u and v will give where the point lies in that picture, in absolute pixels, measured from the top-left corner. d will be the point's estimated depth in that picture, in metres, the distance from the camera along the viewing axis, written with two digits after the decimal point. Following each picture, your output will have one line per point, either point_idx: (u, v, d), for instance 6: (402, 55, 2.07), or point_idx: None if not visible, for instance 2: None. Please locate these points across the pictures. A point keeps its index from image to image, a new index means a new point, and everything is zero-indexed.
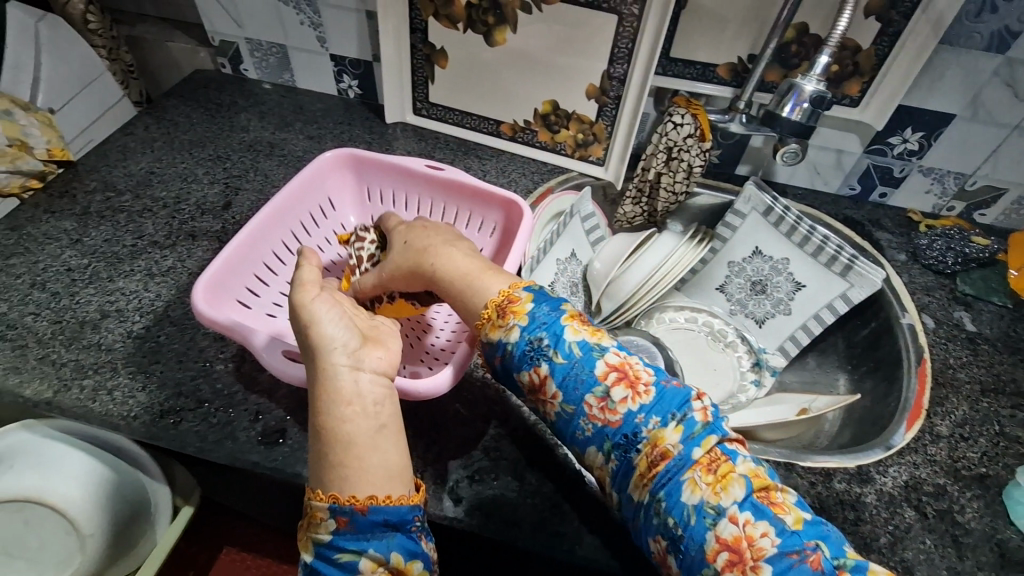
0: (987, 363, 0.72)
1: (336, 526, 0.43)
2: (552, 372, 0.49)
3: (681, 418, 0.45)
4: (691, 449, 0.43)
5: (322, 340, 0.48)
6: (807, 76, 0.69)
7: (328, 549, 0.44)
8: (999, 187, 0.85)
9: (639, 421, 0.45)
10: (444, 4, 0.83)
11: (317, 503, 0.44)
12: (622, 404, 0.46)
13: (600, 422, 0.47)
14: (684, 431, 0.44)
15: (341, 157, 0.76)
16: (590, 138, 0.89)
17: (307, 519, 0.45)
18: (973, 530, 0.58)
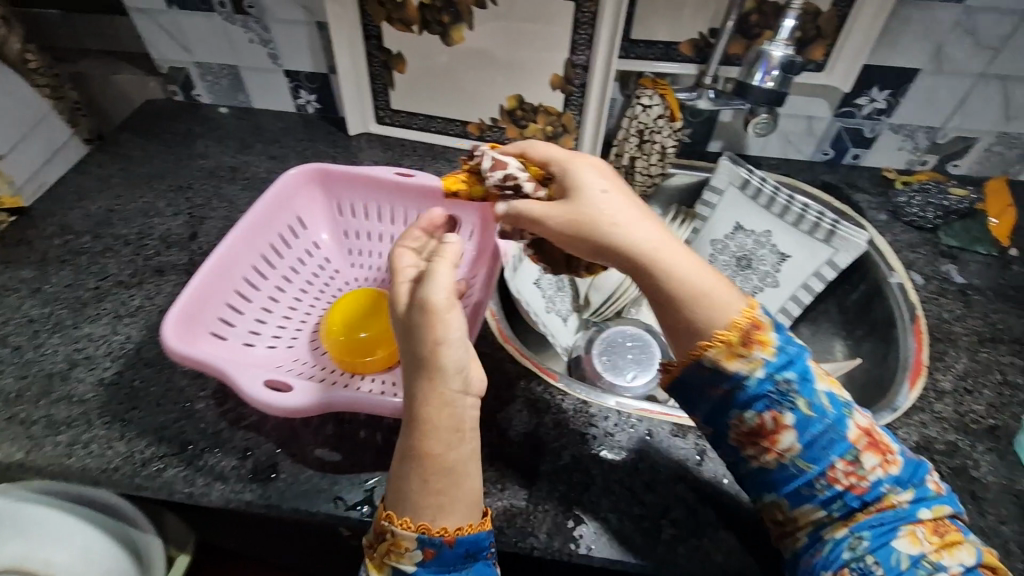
0: (981, 312, 0.71)
1: (421, 557, 0.44)
2: (774, 356, 0.47)
3: (832, 397, 0.47)
4: (846, 429, 0.47)
5: (431, 352, 0.45)
6: (774, 42, 0.69)
7: (408, 574, 0.44)
8: (969, 137, 0.85)
9: (812, 408, 0.47)
10: (396, 7, 0.81)
11: (402, 532, 0.43)
12: (797, 390, 0.47)
13: (763, 404, 0.47)
14: (840, 414, 0.47)
15: (308, 173, 0.73)
16: (560, 129, 0.88)
17: (381, 543, 0.45)
18: (990, 484, 0.56)
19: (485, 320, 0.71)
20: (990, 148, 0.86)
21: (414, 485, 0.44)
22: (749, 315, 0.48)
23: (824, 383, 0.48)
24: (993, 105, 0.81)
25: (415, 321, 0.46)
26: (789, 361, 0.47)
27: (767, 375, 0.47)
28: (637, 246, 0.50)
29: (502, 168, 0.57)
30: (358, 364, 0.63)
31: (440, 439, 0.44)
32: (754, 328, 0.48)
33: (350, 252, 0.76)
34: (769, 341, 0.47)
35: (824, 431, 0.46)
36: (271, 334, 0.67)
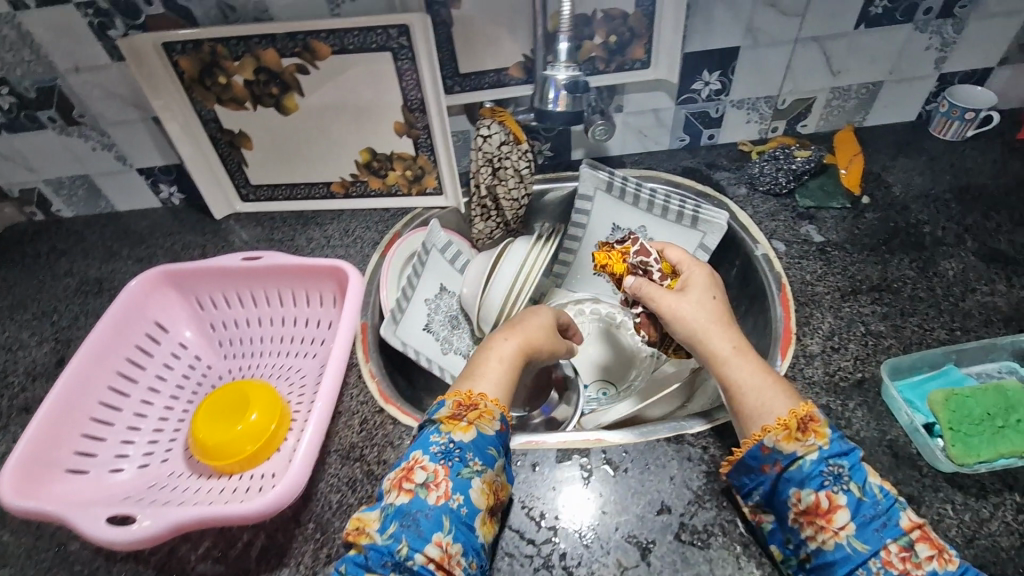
0: (841, 267, 0.73)
1: (496, 430, 0.55)
2: (829, 445, 0.50)
3: (883, 490, 0.49)
4: (896, 517, 0.47)
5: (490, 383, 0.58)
6: (556, 65, 0.68)
7: (486, 437, 0.53)
8: (806, 98, 0.88)
9: (864, 492, 0.48)
10: (223, 89, 0.81)
11: (494, 404, 0.55)
12: (848, 474, 0.49)
13: (819, 482, 0.49)
14: (893, 503, 0.48)
15: (153, 276, 0.71)
16: (419, 171, 0.88)
17: (472, 408, 0.54)
18: (864, 440, 0.57)
19: (364, 383, 0.70)
20: (829, 104, 0.89)
21: (489, 386, 0.57)
22: (803, 407, 0.52)
23: (877, 477, 0.50)
24: (817, 65, 0.83)
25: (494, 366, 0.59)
26: (841, 449, 0.50)
27: (822, 459, 0.49)
28: (717, 355, 0.57)
29: (644, 256, 0.66)
30: (246, 460, 0.61)
31: (489, 376, 0.58)
32: (809, 418, 0.51)
33: (221, 344, 0.74)
34: (824, 432, 0.50)
35: (875, 515, 0.47)
36: (140, 452, 0.64)
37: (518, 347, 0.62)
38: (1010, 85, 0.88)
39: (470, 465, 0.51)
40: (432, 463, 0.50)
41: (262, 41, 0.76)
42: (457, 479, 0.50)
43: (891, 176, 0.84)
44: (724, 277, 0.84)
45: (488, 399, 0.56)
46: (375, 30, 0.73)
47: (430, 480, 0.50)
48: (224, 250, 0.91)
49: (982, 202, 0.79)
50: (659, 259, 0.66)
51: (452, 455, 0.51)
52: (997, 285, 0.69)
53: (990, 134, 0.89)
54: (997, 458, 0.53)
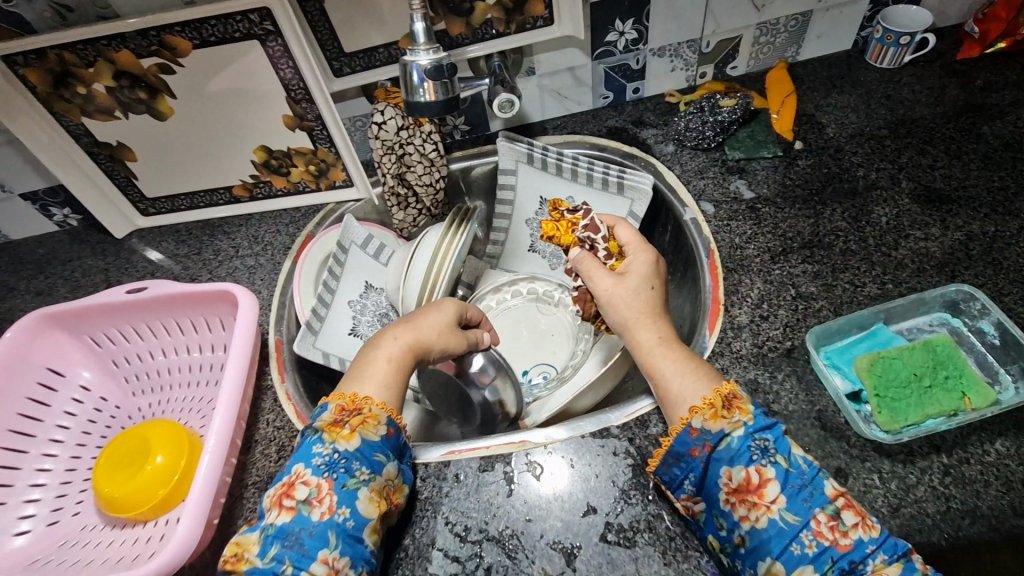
0: (771, 225, 0.69)
1: (386, 432, 0.52)
2: (753, 420, 0.49)
3: (807, 461, 0.48)
4: (822, 486, 0.46)
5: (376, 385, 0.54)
6: (415, 49, 0.55)
7: (372, 445, 0.51)
8: (732, 38, 0.81)
9: (789, 463, 0.47)
10: (85, 99, 0.73)
11: (378, 407, 0.52)
12: (774, 447, 0.48)
13: (746, 458, 0.47)
14: (816, 474, 0.47)
15: (32, 321, 0.65)
16: (323, 165, 0.81)
17: (354, 415, 0.51)
18: (793, 414, 0.55)
19: (280, 407, 0.66)
20: (757, 41, 0.82)
21: (379, 387, 0.54)
22: (725, 385, 0.51)
23: (799, 448, 0.48)
24: (739, 0, 0.76)
25: (376, 368, 0.56)
26: (765, 423, 0.49)
27: (748, 434, 0.48)
28: (644, 346, 0.56)
29: (592, 231, 0.62)
30: (157, 505, 0.57)
31: (377, 375, 0.55)
32: (733, 396, 0.50)
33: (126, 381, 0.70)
34: (747, 408, 0.49)
35: (802, 485, 0.46)
36: (46, 509, 0.60)
37: (406, 343, 0.58)
38: (946, 0, 0.82)
39: (357, 475, 0.49)
40: (316, 477, 0.48)
41: (111, 41, 0.67)
42: (341, 492, 0.48)
43: (824, 116, 0.79)
44: (658, 243, 0.79)
45: (375, 402, 0.53)
46: (234, 16, 0.66)
47: (313, 496, 0.47)
48: (128, 272, 0.85)
49: (918, 135, 0.74)
50: (607, 237, 0.62)
51: (338, 466, 0.48)
52: (930, 229, 0.65)
53: (928, 57, 0.83)
54: (924, 421, 0.51)
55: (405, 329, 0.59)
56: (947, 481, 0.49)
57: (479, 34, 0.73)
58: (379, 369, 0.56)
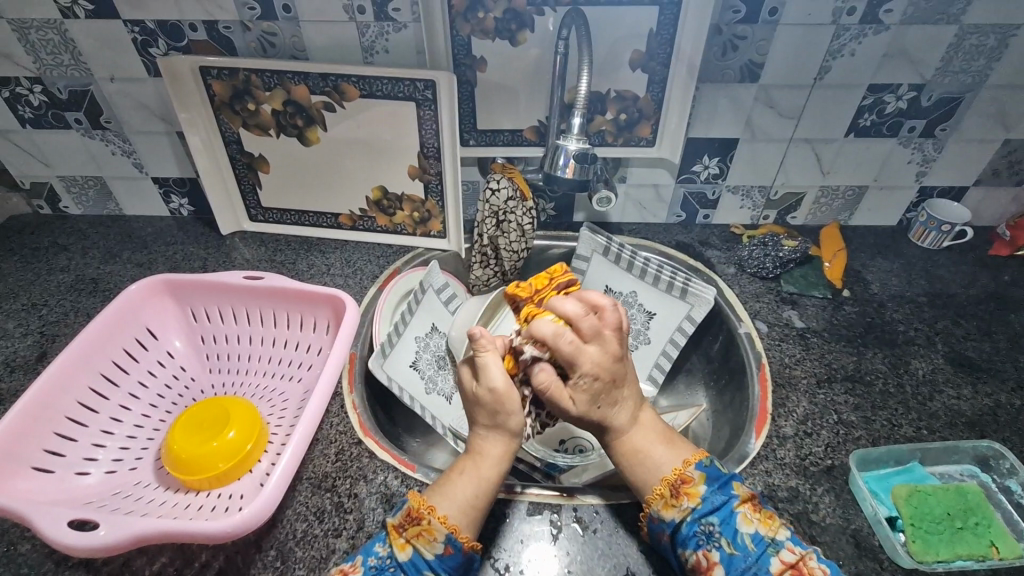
0: (818, 354, 0.76)
1: (441, 551, 0.51)
2: (701, 505, 0.54)
3: (755, 538, 0.52)
4: (766, 565, 0.50)
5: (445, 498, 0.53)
6: (567, 137, 0.72)
7: (423, 562, 0.51)
8: (797, 192, 0.94)
9: (734, 547, 0.52)
10: (250, 115, 0.86)
11: (439, 524, 0.51)
12: (719, 531, 0.52)
13: (695, 543, 0.53)
14: (763, 551, 0.51)
15: (152, 283, 0.72)
16: (426, 215, 0.92)
17: (412, 524, 0.52)
18: (829, 527, 0.58)
19: (345, 414, 0.70)
20: (818, 200, 0.95)
21: (457, 505, 0.53)
22: (675, 470, 0.56)
23: (749, 525, 0.53)
24: (810, 164, 0.90)
25: (458, 483, 0.55)
26: (712, 507, 0.53)
27: (695, 519, 0.53)
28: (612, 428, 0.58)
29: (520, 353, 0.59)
30: (215, 477, 0.60)
31: (456, 488, 0.54)
32: (682, 481, 0.55)
33: (207, 358, 0.75)
34: (697, 492, 0.54)
35: (747, 567, 0.51)
36: (109, 458, 0.63)
37: (490, 463, 0.56)
38: (982, 204, 0.95)
39: None
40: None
41: (295, 76, 0.81)
42: None
43: (870, 275, 0.89)
44: (707, 349, 0.86)
45: (437, 514, 0.52)
46: (403, 81, 0.79)
47: None
48: (224, 265, 0.92)
49: (952, 309, 0.83)
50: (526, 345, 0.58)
51: (384, 569, 0.50)
52: (963, 389, 0.72)
53: (963, 247, 0.95)
54: (954, 559, 0.54)
55: (489, 453, 0.56)
56: None
57: (591, 140, 0.86)
58: (461, 483, 0.55)
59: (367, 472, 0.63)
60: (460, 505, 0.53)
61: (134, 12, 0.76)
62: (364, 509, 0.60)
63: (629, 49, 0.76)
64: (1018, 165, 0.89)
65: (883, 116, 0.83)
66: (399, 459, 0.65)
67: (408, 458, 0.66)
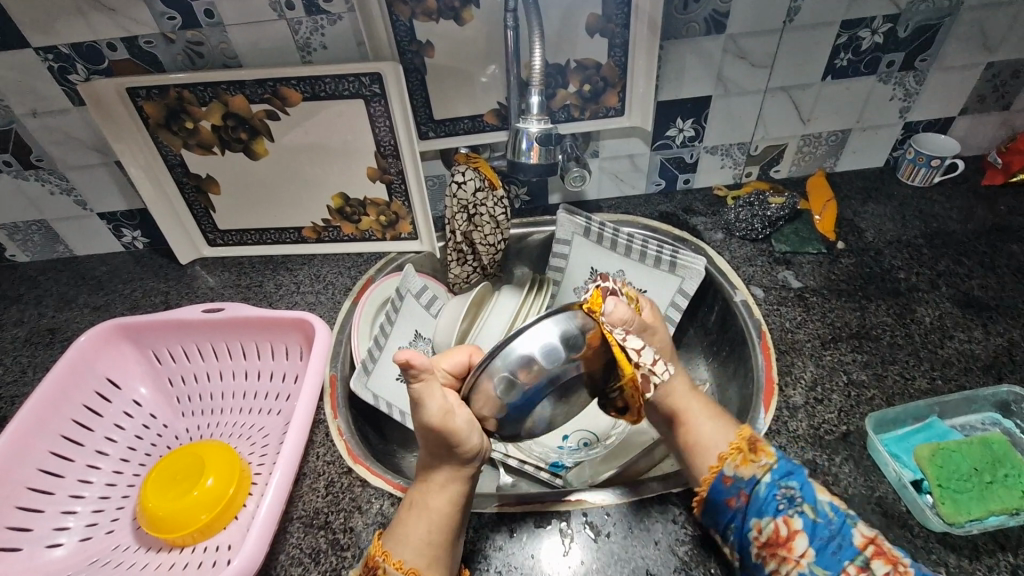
0: (819, 314, 0.73)
1: None
2: (778, 465, 0.49)
3: (834, 507, 0.47)
4: (849, 536, 0.46)
5: (403, 540, 0.50)
6: (527, 119, 0.66)
7: None
8: (778, 144, 0.89)
9: (817, 514, 0.47)
10: (189, 134, 0.79)
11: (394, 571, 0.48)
12: (800, 495, 0.48)
13: (774, 508, 0.48)
14: (844, 521, 0.47)
15: (105, 330, 0.67)
16: (393, 217, 0.87)
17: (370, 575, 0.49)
18: (852, 498, 0.55)
19: (331, 442, 0.65)
20: (801, 150, 0.91)
21: (416, 549, 0.49)
22: (747, 429, 0.52)
23: (826, 493, 0.48)
24: (788, 113, 0.85)
25: (412, 528, 0.50)
26: (789, 470, 0.49)
27: (774, 480, 0.49)
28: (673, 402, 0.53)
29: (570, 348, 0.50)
30: (199, 530, 0.56)
31: (414, 530, 0.50)
32: (756, 438, 0.51)
33: (177, 400, 0.70)
34: (771, 452, 0.50)
35: (830, 537, 0.46)
36: (82, 524, 0.59)
37: (443, 499, 0.51)
38: (970, 133, 0.91)
39: None
40: None
41: (229, 87, 0.74)
42: None
43: (863, 222, 0.85)
44: (704, 321, 0.82)
45: (393, 561, 0.49)
46: (346, 77, 0.73)
47: None
48: (187, 297, 0.87)
49: (952, 247, 0.80)
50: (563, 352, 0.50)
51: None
52: (973, 332, 0.69)
53: (955, 180, 0.91)
54: (988, 516, 0.51)
55: (440, 484, 0.51)
56: None
57: (556, 116, 0.80)
58: (416, 527, 0.50)
59: (360, 503, 0.59)
60: (416, 545, 0.49)
61: (43, 38, 0.70)
62: (361, 543, 0.56)
63: (584, 13, 0.71)
64: (1003, 87, 0.85)
65: (859, 54, 0.79)
66: (394, 484, 0.61)
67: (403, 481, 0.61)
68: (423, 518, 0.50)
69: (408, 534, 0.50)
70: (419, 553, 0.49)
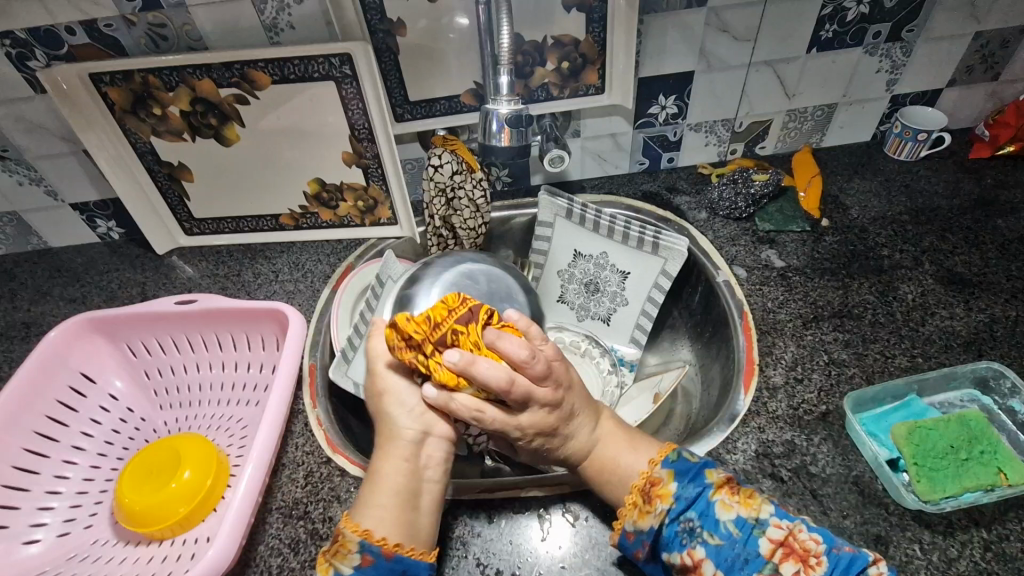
0: (802, 293, 0.72)
1: (359, 562, 0.47)
2: (675, 504, 0.49)
3: (739, 522, 0.48)
4: (754, 547, 0.47)
5: (360, 503, 0.50)
6: (498, 99, 0.65)
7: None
8: (763, 120, 0.87)
9: (719, 538, 0.47)
10: (158, 120, 0.77)
11: (350, 533, 0.48)
12: (700, 525, 0.48)
13: (677, 544, 0.49)
14: (748, 534, 0.47)
15: (76, 323, 0.66)
16: (372, 202, 0.85)
17: (331, 546, 0.48)
18: (830, 477, 0.55)
19: (311, 432, 0.65)
20: (786, 125, 0.89)
21: (377, 514, 0.49)
22: (645, 474, 0.52)
23: (731, 510, 0.48)
24: (773, 88, 0.83)
25: (364, 495, 0.50)
26: (687, 502, 0.49)
27: (673, 520, 0.49)
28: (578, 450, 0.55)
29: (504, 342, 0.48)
30: (178, 523, 0.56)
31: (371, 499, 0.50)
32: (651, 484, 0.51)
33: (155, 393, 0.70)
34: (667, 493, 0.50)
35: (735, 556, 0.47)
36: (60, 519, 0.59)
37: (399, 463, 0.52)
38: (958, 105, 0.89)
39: None
40: None
41: (196, 71, 0.72)
42: None
43: (848, 198, 0.84)
44: (688, 302, 0.81)
45: (350, 526, 0.48)
46: (316, 58, 0.71)
47: None
48: (164, 287, 0.86)
49: (937, 222, 0.79)
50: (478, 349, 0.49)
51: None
52: (955, 309, 0.68)
53: (942, 154, 0.90)
54: (962, 493, 0.52)
55: (405, 449, 0.52)
56: (989, 556, 0.49)
57: (535, 95, 0.78)
58: (366, 497, 0.50)
59: (340, 492, 0.59)
60: (372, 508, 0.49)
61: None
62: None
63: None
64: (992, 57, 0.83)
65: (844, 25, 0.76)
66: None
67: None
68: (370, 484, 0.51)
69: (362, 500, 0.50)
70: (379, 517, 0.49)
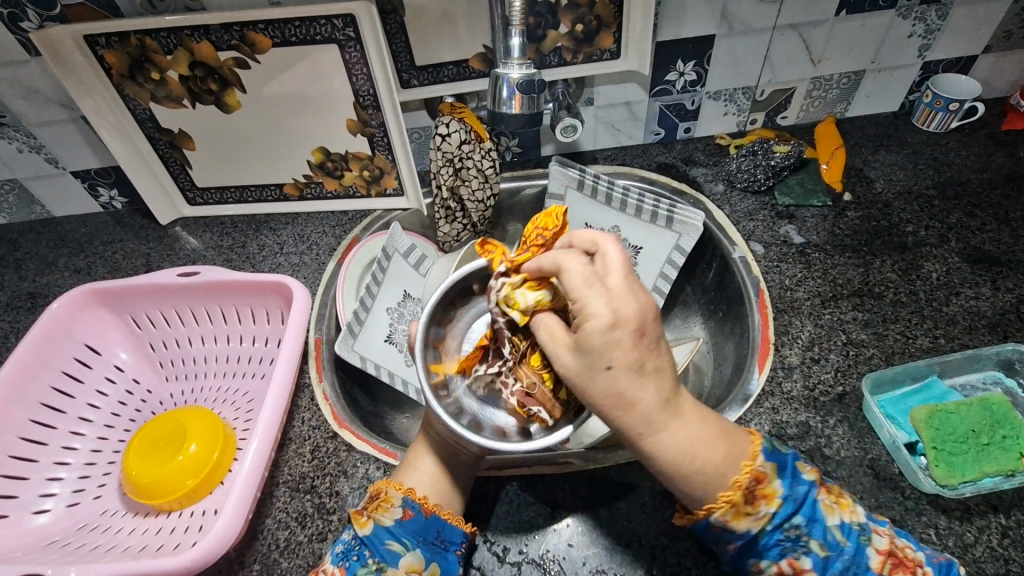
0: (821, 271, 0.70)
1: (400, 516, 0.50)
2: (781, 508, 0.44)
3: (845, 528, 0.44)
4: (864, 559, 0.44)
5: (408, 464, 0.55)
6: (507, 63, 0.61)
7: (384, 531, 0.49)
8: (786, 88, 0.83)
9: (828, 548, 0.43)
10: (157, 85, 0.74)
11: (395, 490, 0.51)
12: (807, 533, 0.44)
13: (776, 552, 0.44)
14: (857, 542, 0.44)
15: (79, 294, 0.65)
16: (377, 172, 0.83)
17: (371, 501, 0.51)
18: (844, 460, 0.54)
19: (317, 407, 0.65)
20: (810, 94, 0.85)
21: (424, 479, 0.53)
22: (748, 470, 0.43)
23: (834, 515, 0.45)
24: (797, 53, 0.79)
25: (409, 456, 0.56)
26: (796, 506, 0.44)
27: (776, 526, 0.43)
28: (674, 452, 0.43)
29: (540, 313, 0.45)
30: (185, 495, 0.56)
31: (418, 465, 0.54)
32: (757, 483, 0.43)
33: (161, 366, 0.70)
34: (773, 494, 0.44)
35: (844, 568, 0.43)
36: (68, 490, 0.59)
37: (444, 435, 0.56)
38: (994, 73, 0.85)
39: (368, 564, 0.48)
40: (331, 565, 0.48)
41: (194, 32, 0.69)
42: (381, 548, 0.48)
43: (872, 171, 0.81)
44: (701, 278, 0.79)
45: (395, 485, 0.52)
46: (319, 19, 0.68)
47: None
48: (168, 258, 0.85)
49: (966, 197, 0.76)
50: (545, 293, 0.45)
51: (350, 554, 0.48)
52: (982, 288, 0.66)
53: (973, 126, 0.85)
54: (982, 478, 0.50)
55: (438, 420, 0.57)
56: (1006, 543, 0.48)
57: (547, 60, 0.75)
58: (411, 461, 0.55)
59: (346, 467, 0.59)
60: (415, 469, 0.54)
61: None
62: (348, 507, 0.56)
63: None
64: None
65: None
66: (380, 448, 0.60)
67: (388, 445, 0.61)
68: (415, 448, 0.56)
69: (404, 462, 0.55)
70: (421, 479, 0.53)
